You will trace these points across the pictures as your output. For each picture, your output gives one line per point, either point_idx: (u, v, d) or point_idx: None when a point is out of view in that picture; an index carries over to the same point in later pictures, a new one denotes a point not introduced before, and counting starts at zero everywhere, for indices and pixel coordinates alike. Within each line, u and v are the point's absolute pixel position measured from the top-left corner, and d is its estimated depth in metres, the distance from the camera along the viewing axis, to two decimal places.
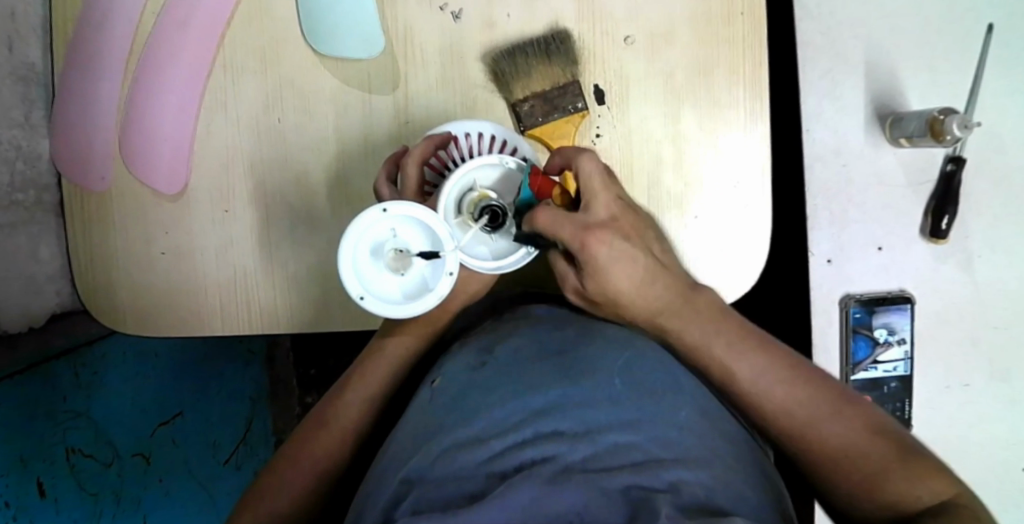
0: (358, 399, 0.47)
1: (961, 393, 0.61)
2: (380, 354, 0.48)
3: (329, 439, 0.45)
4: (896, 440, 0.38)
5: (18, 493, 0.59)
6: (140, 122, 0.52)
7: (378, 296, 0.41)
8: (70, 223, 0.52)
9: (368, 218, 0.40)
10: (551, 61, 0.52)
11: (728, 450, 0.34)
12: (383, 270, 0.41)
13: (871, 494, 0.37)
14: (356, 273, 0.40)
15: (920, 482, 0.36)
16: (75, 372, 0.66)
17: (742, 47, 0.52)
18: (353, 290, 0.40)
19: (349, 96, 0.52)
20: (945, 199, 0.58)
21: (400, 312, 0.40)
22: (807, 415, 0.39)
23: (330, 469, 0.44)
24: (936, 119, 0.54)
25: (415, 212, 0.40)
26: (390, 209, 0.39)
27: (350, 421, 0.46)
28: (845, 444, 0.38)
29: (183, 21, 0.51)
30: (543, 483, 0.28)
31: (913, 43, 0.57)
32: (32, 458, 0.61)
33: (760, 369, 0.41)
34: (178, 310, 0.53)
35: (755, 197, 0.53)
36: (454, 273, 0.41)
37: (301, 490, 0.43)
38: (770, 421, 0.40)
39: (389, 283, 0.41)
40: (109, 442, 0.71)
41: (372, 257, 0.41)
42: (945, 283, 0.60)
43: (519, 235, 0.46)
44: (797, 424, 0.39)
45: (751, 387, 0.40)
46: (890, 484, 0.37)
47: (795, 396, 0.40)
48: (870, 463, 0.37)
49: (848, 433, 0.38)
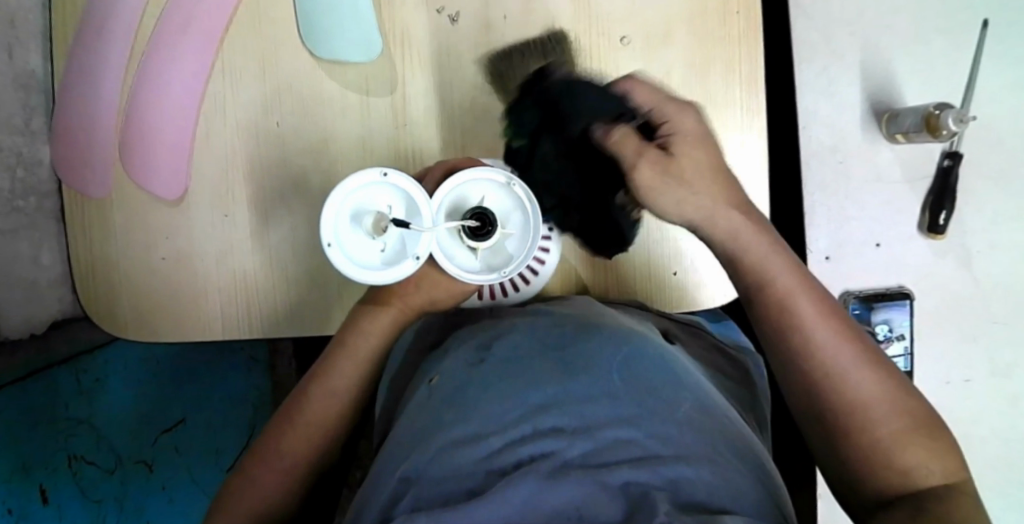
0: (327, 396, 0.47)
1: (963, 387, 0.61)
2: (346, 347, 0.48)
3: (297, 436, 0.45)
4: (929, 415, 0.36)
5: (18, 500, 0.67)
6: (140, 129, 0.52)
7: (345, 252, 0.42)
8: (71, 230, 0.52)
9: (367, 178, 0.42)
10: (548, 61, 0.52)
11: (730, 440, 0.34)
12: (358, 232, 0.42)
13: (890, 457, 0.34)
14: (333, 223, 0.41)
15: (938, 457, 0.34)
16: (75, 378, 0.69)
17: (738, 47, 0.52)
18: (325, 236, 0.41)
19: (347, 99, 0.52)
20: (942, 195, 0.58)
21: (357, 272, 0.42)
22: (849, 353, 0.37)
23: (300, 465, 0.45)
24: (932, 114, 0.55)
25: (407, 185, 0.42)
26: (389, 177, 0.42)
27: (321, 417, 0.46)
28: (873, 400, 0.35)
29: (182, 27, 0.51)
30: (542, 481, 0.29)
31: (908, 40, 0.58)
32: (34, 464, 0.67)
33: (812, 305, 0.39)
34: (172, 311, 0.53)
35: (752, 196, 0.54)
36: (419, 257, 0.42)
37: (271, 487, 0.44)
38: (809, 356, 0.37)
39: (359, 246, 0.42)
40: (111, 447, 0.73)
41: (354, 215, 0.42)
42: (944, 279, 0.60)
43: (493, 261, 0.45)
44: (833, 368, 0.36)
45: (800, 317, 0.38)
46: (910, 450, 0.34)
47: (840, 341, 0.37)
48: (891, 425, 0.34)
49: (882, 391, 0.35)
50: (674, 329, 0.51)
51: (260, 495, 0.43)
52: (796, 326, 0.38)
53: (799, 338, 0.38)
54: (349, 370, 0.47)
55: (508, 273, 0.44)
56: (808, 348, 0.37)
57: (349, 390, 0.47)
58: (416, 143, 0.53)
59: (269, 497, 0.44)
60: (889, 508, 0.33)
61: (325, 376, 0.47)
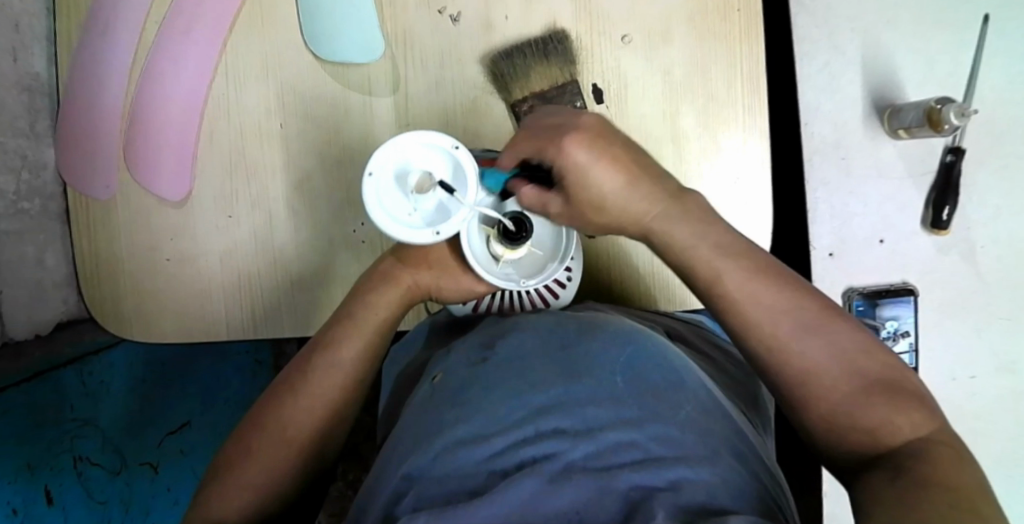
0: (329, 373, 0.45)
1: (968, 384, 0.61)
2: (350, 322, 0.47)
3: (299, 412, 0.44)
4: (887, 366, 0.35)
5: (24, 501, 0.58)
6: (144, 130, 0.53)
7: (377, 190, 0.40)
8: (76, 232, 0.53)
9: (438, 141, 0.41)
10: (550, 61, 0.52)
11: (732, 440, 0.34)
12: (399, 182, 0.41)
13: (852, 421, 0.34)
14: (385, 159, 0.41)
15: (904, 411, 0.33)
16: (81, 380, 0.66)
17: (739, 44, 0.52)
18: (370, 165, 0.40)
19: (351, 100, 0.53)
20: (946, 191, 0.58)
21: (377, 212, 0.40)
22: (795, 325, 0.36)
23: (302, 442, 0.43)
24: (934, 109, 0.55)
25: (469, 165, 0.41)
26: (458, 151, 0.41)
27: (323, 395, 0.45)
28: (825, 365, 0.35)
29: (186, 29, 0.52)
30: (543, 485, 0.29)
31: (910, 36, 0.57)
32: (39, 465, 0.60)
33: (743, 279, 0.38)
34: (175, 306, 0.53)
35: (755, 193, 0.54)
36: (439, 234, 0.41)
37: (271, 464, 0.42)
38: (753, 334, 0.37)
39: (391, 194, 0.41)
40: (115, 451, 0.70)
41: (403, 164, 0.41)
42: (948, 275, 0.60)
43: (516, 269, 0.46)
44: (778, 342, 0.36)
45: (733, 295, 0.38)
46: (872, 410, 0.33)
47: (785, 310, 0.37)
48: (848, 388, 0.34)
49: (833, 354, 0.35)
50: (678, 327, 0.51)
51: (258, 469, 0.42)
52: (731, 306, 0.38)
53: (738, 316, 0.38)
54: (352, 346, 0.46)
55: (527, 284, 0.45)
56: (750, 324, 0.37)
57: (351, 369, 0.46)
58: None
59: (270, 469, 0.42)
60: (867, 472, 0.32)
61: (327, 353, 0.46)
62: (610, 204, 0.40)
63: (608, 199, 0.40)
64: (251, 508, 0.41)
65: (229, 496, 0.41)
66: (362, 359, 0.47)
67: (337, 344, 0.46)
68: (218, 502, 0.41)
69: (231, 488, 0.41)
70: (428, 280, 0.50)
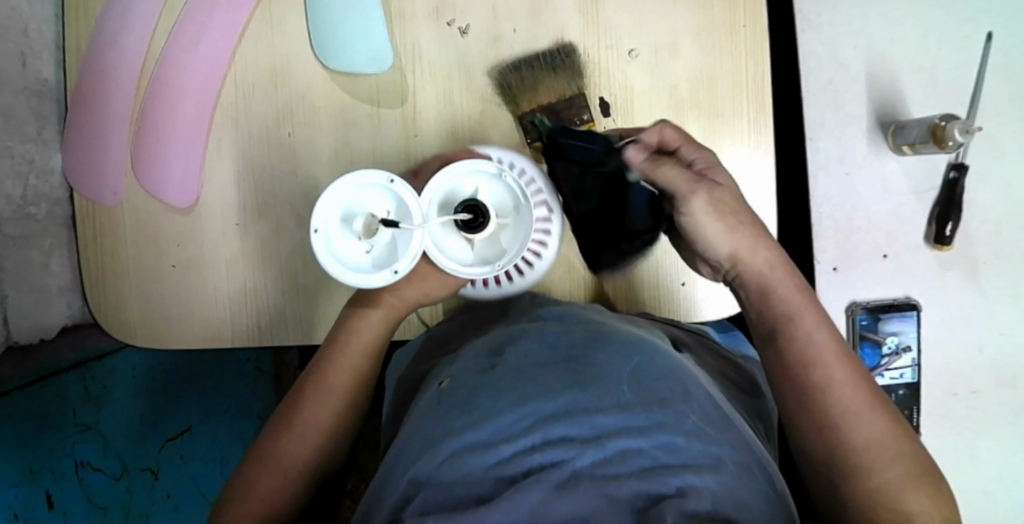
0: (330, 398, 0.46)
1: (970, 399, 0.61)
2: (346, 342, 0.48)
3: (302, 435, 0.45)
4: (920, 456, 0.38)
5: (24, 503, 0.58)
6: (151, 138, 0.53)
7: (328, 245, 0.41)
8: (82, 240, 0.53)
9: (373, 178, 0.41)
10: (557, 74, 0.53)
11: (737, 454, 0.34)
12: (348, 228, 0.41)
13: (890, 502, 0.36)
14: (325, 213, 0.41)
15: (935, 503, 0.36)
16: (84, 385, 0.66)
17: (744, 58, 0.53)
18: (313, 222, 0.40)
19: (359, 110, 0.53)
20: (949, 206, 0.58)
21: (330, 264, 0.40)
22: (853, 402, 0.39)
23: (300, 466, 0.44)
24: (937, 126, 0.55)
25: (409, 195, 0.42)
26: (395, 184, 0.41)
27: (323, 421, 0.45)
28: (878, 444, 0.38)
29: (194, 37, 0.52)
30: (551, 491, 0.29)
31: (913, 52, 0.58)
32: (41, 469, 0.60)
33: (825, 346, 0.41)
34: (175, 321, 0.53)
35: (759, 209, 0.54)
36: (398, 272, 0.41)
37: (271, 489, 0.43)
38: (812, 391, 0.39)
39: (345, 244, 0.41)
40: (117, 456, 0.70)
41: (346, 213, 0.42)
42: (951, 290, 0.61)
43: (486, 252, 0.45)
44: (839, 411, 0.38)
45: (816, 354, 0.40)
46: (911, 497, 0.36)
47: (849, 385, 0.39)
48: (896, 472, 0.37)
49: (883, 431, 0.38)
50: (681, 333, 0.51)
51: (260, 498, 0.42)
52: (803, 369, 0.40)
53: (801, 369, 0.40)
54: (347, 368, 0.47)
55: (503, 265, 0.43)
56: (826, 385, 0.39)
57: (348, 389, 0.47)
58: (426, 153, 0.54)
59: (273, 497, 0.42)
60: None
61: (324, 378, 0.47)
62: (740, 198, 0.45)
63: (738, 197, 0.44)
64: None
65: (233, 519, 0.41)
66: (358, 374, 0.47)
67: (333, 366, 0.47)
68: None
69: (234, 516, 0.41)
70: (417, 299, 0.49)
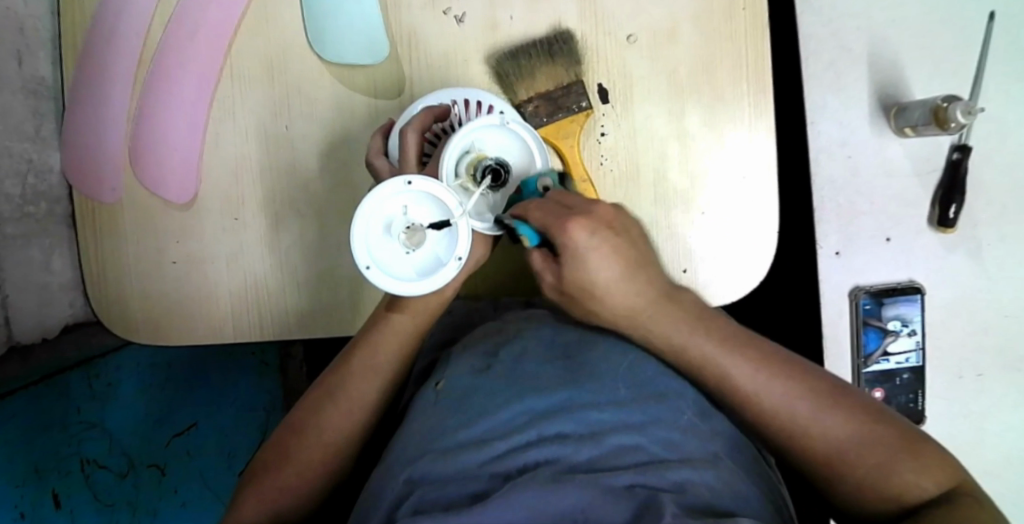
0: (372, 380, 0.47)
1: (975, 382, 0.61)
2: (386, 327, 0.47)
3: (336, 416, 0.46)
4: (894, 427, 0.39)
5: (29, 502, 0.61)
6: (147, 133, 0.53)
7: (386, 271, 0.40)
8: (82, 236, 0.53)
9: (390, 187, 0.40)
10: (555, 61, 0.52)
11: (727, 452, 0.35)
12: (393, 245, 0.41)
13: (879, 489, 0.37)
14: (365, 243, 0.40)
15: (925, 473, 0.37)
16: (88, 383, 0.67)
17: (745, 41, 0.52)
18: (361, 260, 0.40)
19: (357, 102, 0.53)
20: (951, 190, 0.58)
21: (396, 286, 0.40)
22: (807, 409, 0.39)
23: (338, 444, 0.46)
24: (940, 107, 0.54)
25: (431, 186, 0.40)
26: (413, 184, 0.40)
27: (364, 401, 0.47)
28: (846, 441, 0.38)
29: (189, 31, 0.52)
30: (545, 484, 0.28)
31: (915, 32, 0.57)
32: (45, 467, 0.62)
33: (748, 371, 0.41)
34: (188, 309, 0.53)
35: (761, 193, 0.54)
36: (463, 259, 0.41)
37: (306, 464, 0.45)
38: (771, 418, 0.40)
39: (396, 260, 0.41)
40: (122, 452, 0.71)
41: (383, 230, 0.41)
42: (955, 273, 0.60)
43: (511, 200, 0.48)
44: (800, 424, 0.39)
45: (749, 379, 0.40)
46: (895, 477, 0.37)
47: (794, 398, 0.40)
48: (873, 460, 0.37)
49: (849, 428, 0.38)
50: None
51: (295, 473, 0.45)
52: (747, 400, 0.40)
53: (741, 396, 0.40)
54: (390, 349, 0.47)
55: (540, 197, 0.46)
56: (775, 407, 0.40)
57: (392, 371, 0.47)
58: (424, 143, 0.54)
59: (307, 472, 0.45)
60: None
61: (367, 360, 0.47)
62: (600, 284, 0.41)
63: (589, 260, 0.40)
64: (284, 506, 0.44)
65: (264, 494, 0.44)
66: (397, 360, 0.47)
67: (371, 350, 0.47)
68: (255, 500, 0.43)
69: (269, 488, 0.44)
70: (435, 301, 0.47)
